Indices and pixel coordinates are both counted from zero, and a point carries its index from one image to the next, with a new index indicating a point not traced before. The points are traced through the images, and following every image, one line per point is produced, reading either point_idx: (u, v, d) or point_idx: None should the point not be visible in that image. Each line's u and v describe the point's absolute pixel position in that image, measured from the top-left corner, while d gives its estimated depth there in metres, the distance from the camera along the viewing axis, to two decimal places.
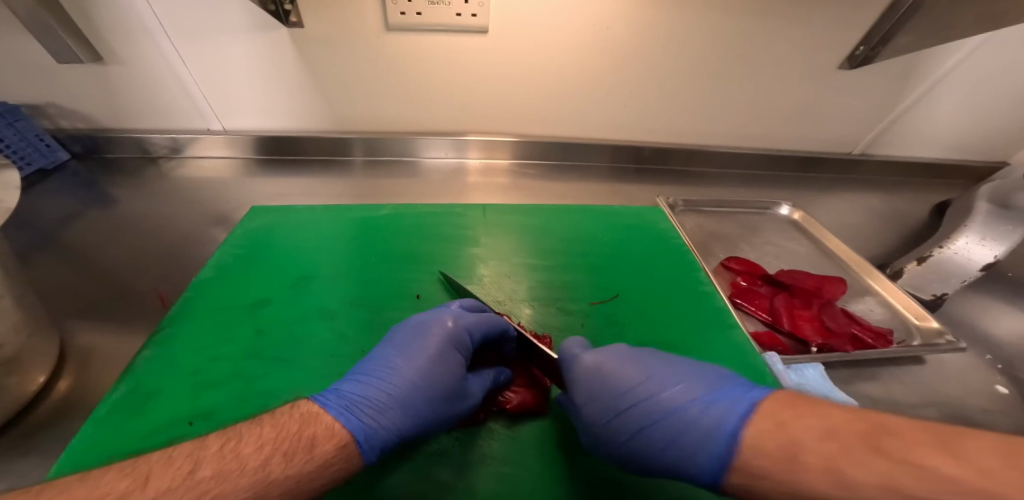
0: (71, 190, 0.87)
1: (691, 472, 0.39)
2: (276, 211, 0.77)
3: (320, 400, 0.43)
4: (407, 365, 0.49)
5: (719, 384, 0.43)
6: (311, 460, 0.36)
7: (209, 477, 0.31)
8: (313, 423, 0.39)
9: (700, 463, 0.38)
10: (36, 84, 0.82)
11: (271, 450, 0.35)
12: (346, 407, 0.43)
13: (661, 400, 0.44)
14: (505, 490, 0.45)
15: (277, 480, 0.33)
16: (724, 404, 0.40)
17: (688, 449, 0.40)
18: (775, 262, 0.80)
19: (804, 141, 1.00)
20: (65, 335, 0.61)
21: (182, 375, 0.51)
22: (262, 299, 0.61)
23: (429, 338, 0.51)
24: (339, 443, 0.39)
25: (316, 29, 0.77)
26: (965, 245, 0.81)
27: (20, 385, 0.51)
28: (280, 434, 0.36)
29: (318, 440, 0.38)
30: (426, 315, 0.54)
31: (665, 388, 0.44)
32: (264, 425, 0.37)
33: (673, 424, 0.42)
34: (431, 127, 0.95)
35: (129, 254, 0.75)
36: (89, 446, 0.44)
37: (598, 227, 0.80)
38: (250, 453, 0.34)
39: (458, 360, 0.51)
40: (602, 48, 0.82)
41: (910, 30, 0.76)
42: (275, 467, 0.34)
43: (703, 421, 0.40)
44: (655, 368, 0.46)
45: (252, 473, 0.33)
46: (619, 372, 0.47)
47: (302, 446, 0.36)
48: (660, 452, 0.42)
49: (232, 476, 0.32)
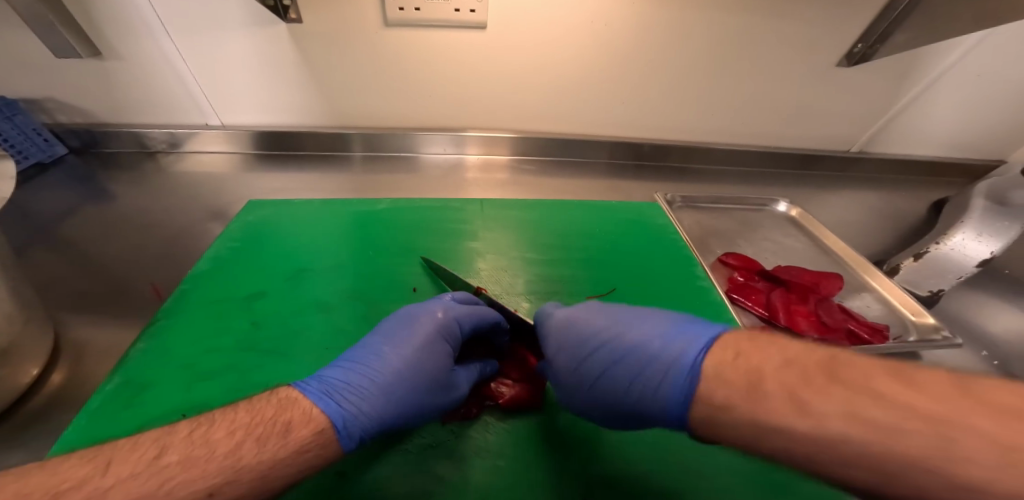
0: (68, 184, 0.87)
1: (654, 408, 0.41)
2: (274, 205, 0.77)
3: (302, 386, 0.43)
4: (394, 353, 0.49)
5: (680, 321, 0.44)
6: (286, 444, 0.35)
7: (174, 462, 0.30)
8: (289, 409, 0.39)
9: (662, 400, 0.40)
10: (35, 78, 0.82)
11: (242, 435, 0.34)
12: (327, 392, 0.42)
13: (625, 345, 0.46)
14: (498, 482, 0.45)
15: (248, 466, 0.32)
16: (686, 339, 0.41)
17: (653, 383, 0.42)
18: (772, 258, 0.80)
19: (802, 139, 1.00)
20: (60, 327, 0.61)
21: (176, 366, 0.51)
22: (258, 292, 0.61)
23: (417, 328, 0.51)
24: (316, 429, 0.38)
25: (315, 25, 0.77)
26: (961, 242, 0.81)
27: (13, 376, 0.51)
28: (253, 419, 0.36)
29: (293, 425, 0.37)
30: (417, 307, 0.54)
31: (626, 332, 0.47)
32: (237, 411, 0.36)
33: (637, 366, 0.44)
34: (430, 124, 0.95)
35: (126, 247, 0.75)
36: (82, 437, 0.44)
37: (596, 222, 0.80)
38: (219, 438, 0.33)
39: (446, 350, 0.51)
40: (601, 45, 0.82)
41: (909, 27, 0.76)
42: (245, 452, 0.33)
43: (666, 355, 0.41)
44: (621, 313, 0.49)
45: (221, 458, 0.32)
46: (586, 320, 0.50)
47: (276, 430, 0.35)
48: (626, 394, 0.45)
49: (199, 462, 0.31)
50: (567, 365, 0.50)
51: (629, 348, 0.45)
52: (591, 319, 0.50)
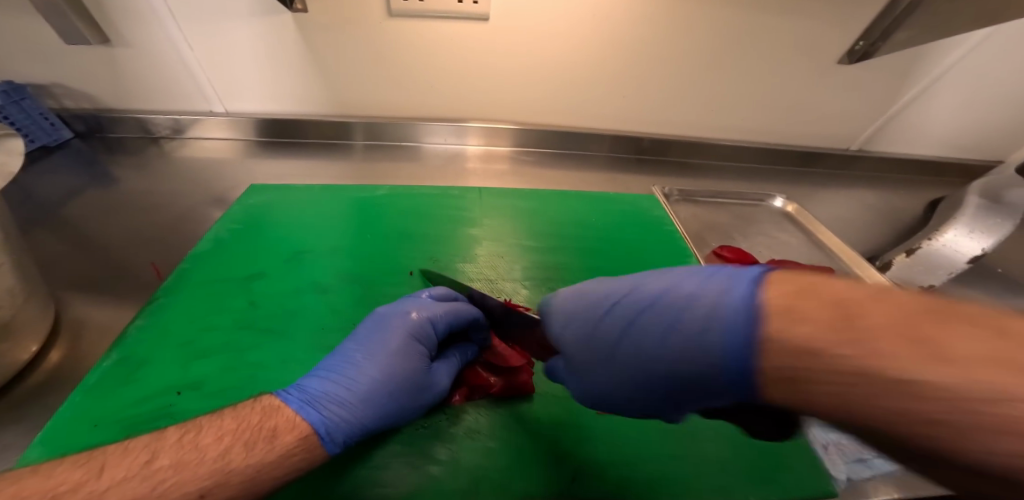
0: (73, 168, 0.88)
1: (710, 362, 0.33)
2: (274, 189, 0.77)
3: (283, 394, 0.43)
4: (370, 358, 0.49)
5: (704, 270, 0.38)
6: (272, 450, 0.37)
7: (166, 466, 0.33)
8: (273, 415, 0.40)
9: (716, 347, 0.32)
10: (42, 63, 0.83)
11: (230, 441, 0.36)
12: (309, 401, 0.43)
13: (647, 295, 0.40)
14: (487, 463, 0.46)
15: (236, 470, 0.34)
16: (721, 280, 0.35)
17: (706, 330, 0.33)
18: (767, 252, 0.81)
19: (802, 136, 1.01)
20: (60, 306, 0.63)
21: (172, 345, 0.52)
22: (257, 273, 0.63)
23: (392, 330, 0.52)
24: (301, 435, 0.40)
25: (319, 13, 0.77)
26: (953, 238, 0.81)
27: (14, 351, 0.52)
28: (241, 425, 0.38)
29: (279, 431, 0.39)
30: (389, 310, 0.54)
31: (646, 284, 0.41)
32: (224, 417, 0.38)
33: (670, 313, 0.37)
34: (433, 114, 0.96)
35: (129, 229, 0.77)
36: (78, 412, 0.45)
37: (593, 212, 0.81)
38: (208, 443, 0.35)
39: (420, 351, 0.52)
40: (602, 38, 0.83)
41: (911, 25, 0.75)
42: (234, 457, 0.35)
43: (703, 299, 0.35)
44: (637, 271, 0.43)
45: (210, 462, 0.34)
46: (595, 288, 0.45)
47: (263, 436, 0.37)
48: (659, 350, 0.37)
49: (189, 466, 0.33)
50: (580, 335, 0.44)
51: (656, 296, 0.39)
52: (597, 288, 0.45)
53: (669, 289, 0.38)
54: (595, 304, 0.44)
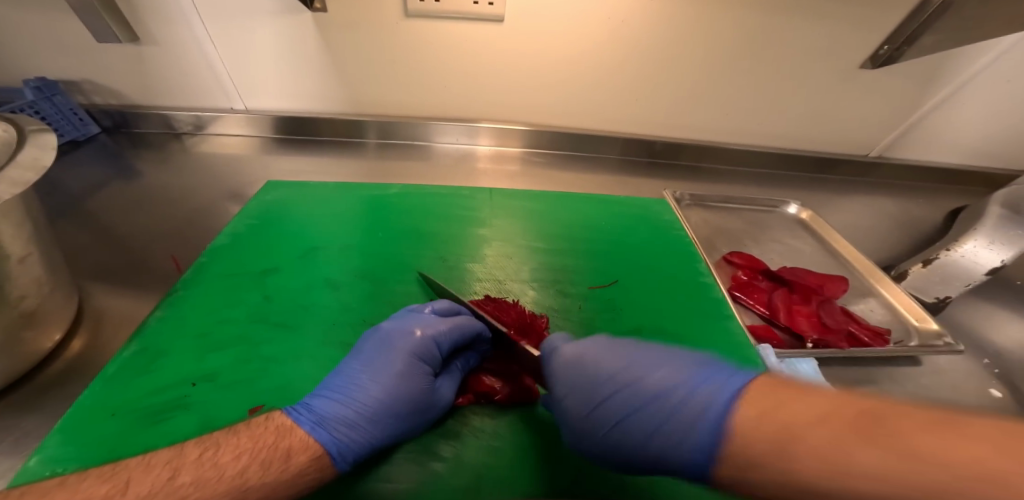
0: (100, 161, 0.91)
1: (680, 459, 0.35)
2: (290, 187, 0.79)
3: (293, 414, 0.44)
4: (376, 378, 0.49)
5: (700, 365, 0.40)
6: (285, 470, 0.38)
7: (188, 483, 0.33)
8: (288, 435, 0.41)
9: (690, 448, 0.34)
10: (75, 61, 0.86)
11: (247, 461, 0.36)
12: (319, 422, 0.43)
13: (645, 388, 0.40)
14: (493, 462, 0.47)
15: (254, 487, 0.35)
16: (712, 387, 0.36)
17: (677, 435, 0.36)
18: (778, 259, 0.80)
19: (819, 142, 0.99)
20: (84, 296, 0.65)
21: (189, 336, 0.54)
22: (272, 268, 0.64)
23: (397, 349, 0.51)
24: (313, 455, 0.41)
25: (338, 14, 0.79)
26: (972, 249, 0.78)
27: (39, 341, 0.54)
28: (256, 444, 0.38)
29: (293, 452, 0.39)
30: (394, 326, 0.53)
31: (645, 376, 0.41)
32: (240, 436, 0.38)
33: (658, 415, 0.38)
34: (447, 113, 0.97)
35: (151, 222, 0.79)
36: (96, 401, 0.47)
37: (603, 215, 0.81)
38: (227, 462, 0.36)
39: (425, 367, 0.52)
40: (617, 41, 0.83)
41: (937, 30, 0.74)
42: (251, 475, 0.35)
43: (692, 405, 0.36)
44: (637, 355, 0.43)
45: (229, 480, 0.34)
46: (601, 362, 0.44)
47: (278, 456, 0.38)
48: (643, 444, 0.39)
49: (210, 483, 0.34)
50: (578, 412, 0.44)
51: (653, 393, 0.39)
52: (601, 361, 0.44)
53: (664, 389, 0.39)
54: (595, 382, 0.44)
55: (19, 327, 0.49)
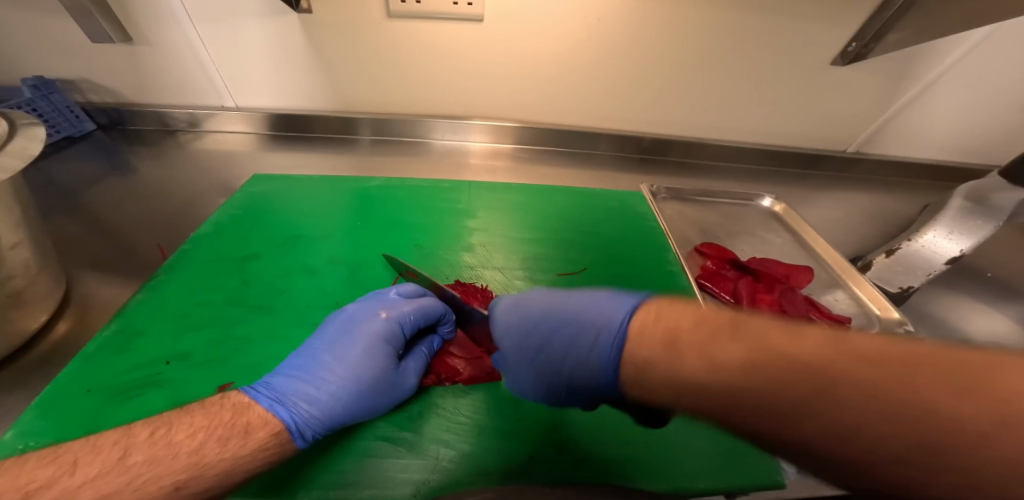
0: (97, 157, 0.94)
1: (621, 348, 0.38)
2: (276, 179, 0.82)
3: (253, 392, 0.45)
4: (339, 359, 0.51)
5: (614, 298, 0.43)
6: (245, 446, 0.39)
7: (142, 462, 0.35)
8: (245, 413, 0.42)
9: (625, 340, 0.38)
10: (73, 61, 0.89)
11: (203, 437, 0.38)
12: (279, 399, 0.45)
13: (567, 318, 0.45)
14: (456, 440, 0.49)
15: (212, 463, 0.36)
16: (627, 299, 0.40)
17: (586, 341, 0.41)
18: (749, 250, 0.81)
19: (799, 138, 1.00)
20: (73, 282, 0.68)
21: (168, 318, 0.56)
22: (252, 254, 0.67)
23: (362, 331, 0.53)
24: (273, 431, 0.42)
25: (325, 14, 0.81)
26: (933, 239, 0.80)
27: (24, 322, 0.56)
28: (211, 422, 0.40)
29: (251, 427, 0.41)
30: (359, 311, 0.56)
31: (565, 318, 0.45)
32: (195, 415, 0.40)
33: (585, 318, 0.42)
34: (436, 110, 0.99)
35: (142, 214, 0.82)
36: (75, 376, 0.49)
37: (578, 207, 0.83)
38: (182, 439, 0.37)
39: (389, 350, 0.54)
40: (597, 38, 0.84)
41: (904, 26, 0.75)
42: (209, 451, 0.37)
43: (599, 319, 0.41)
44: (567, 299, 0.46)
45: (186, 457, 0.36)
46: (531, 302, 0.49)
47: (235, 432, 0.40)
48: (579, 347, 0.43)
49: (165, 460, 0.35)
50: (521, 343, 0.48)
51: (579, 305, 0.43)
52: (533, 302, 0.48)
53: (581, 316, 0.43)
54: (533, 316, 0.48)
55: (3, 307, 0.51)
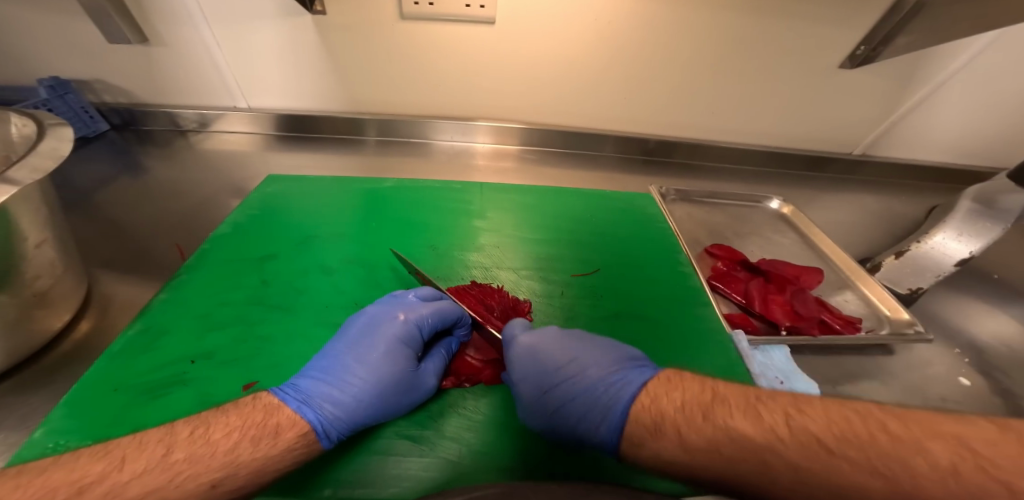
0: (109, 157, 0.95)
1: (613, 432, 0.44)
2: (290, 180, 0.83)
3: (280, 393, 0.46)
4: (361, 361, 0.52)
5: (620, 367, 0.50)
6: (276, 445, 0.40)
7: (181, 459, 0.35)
8: (276, 413, 0.43)
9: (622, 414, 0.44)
10: (88, 61, 0.90)
11: (239, 436, 0.38)
12: (305, 400, 0.46)
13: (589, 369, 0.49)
14: (475, 438, 0.50)
15: (245, 462, 0.37)
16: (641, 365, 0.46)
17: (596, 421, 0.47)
18: (759, 252, 0.82)
19: (806, 140, 1.01)
20: (93, 281, 0.69)
21: (190, 317, 0.57)
22: (270, 254, 0.67)
23: (382, 333, 0.54)
24: (301, 431, 0.42)
25: (337, 16, 0.82)
26: (942, 240, 0.81)
27: (50, 321, 0.57)
28: (245, 422, 0.40)
29: (281, 428, 0.42)
30: (379, 313, 0.57)
31: (583, 372, 0.51)
32: (230, 414, 0.41)
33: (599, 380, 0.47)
34: (443, 111, 1.00)
35: (157, 214, 0.83)
36: (102, 375, 0.50)
37: (589, 208, 0.83)
38: (219, 438, 0.38)
39: (409, 352, 0.55)
40: (605, 40, 0.85)
41: (913, 30, 0.76)
42: (243, 451, 0.37)
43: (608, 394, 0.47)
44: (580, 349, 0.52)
45: (222, 456, 0.36)
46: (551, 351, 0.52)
47: (268, 432, 0.40)
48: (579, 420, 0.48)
49: (203, 459, 0.36)
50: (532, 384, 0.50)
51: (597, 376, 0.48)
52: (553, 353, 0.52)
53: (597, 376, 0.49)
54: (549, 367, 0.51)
55: (31, 307, 0.52)
